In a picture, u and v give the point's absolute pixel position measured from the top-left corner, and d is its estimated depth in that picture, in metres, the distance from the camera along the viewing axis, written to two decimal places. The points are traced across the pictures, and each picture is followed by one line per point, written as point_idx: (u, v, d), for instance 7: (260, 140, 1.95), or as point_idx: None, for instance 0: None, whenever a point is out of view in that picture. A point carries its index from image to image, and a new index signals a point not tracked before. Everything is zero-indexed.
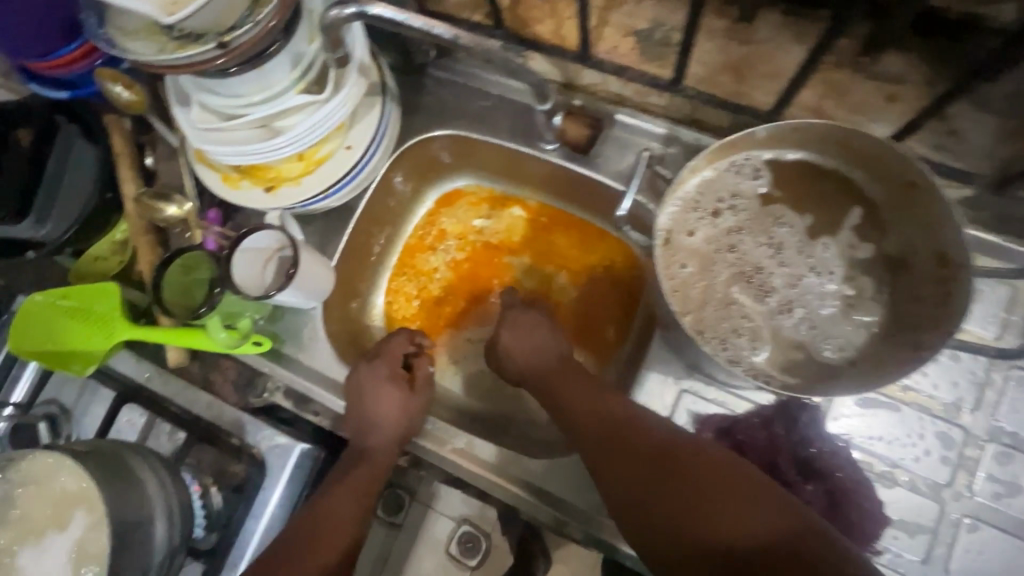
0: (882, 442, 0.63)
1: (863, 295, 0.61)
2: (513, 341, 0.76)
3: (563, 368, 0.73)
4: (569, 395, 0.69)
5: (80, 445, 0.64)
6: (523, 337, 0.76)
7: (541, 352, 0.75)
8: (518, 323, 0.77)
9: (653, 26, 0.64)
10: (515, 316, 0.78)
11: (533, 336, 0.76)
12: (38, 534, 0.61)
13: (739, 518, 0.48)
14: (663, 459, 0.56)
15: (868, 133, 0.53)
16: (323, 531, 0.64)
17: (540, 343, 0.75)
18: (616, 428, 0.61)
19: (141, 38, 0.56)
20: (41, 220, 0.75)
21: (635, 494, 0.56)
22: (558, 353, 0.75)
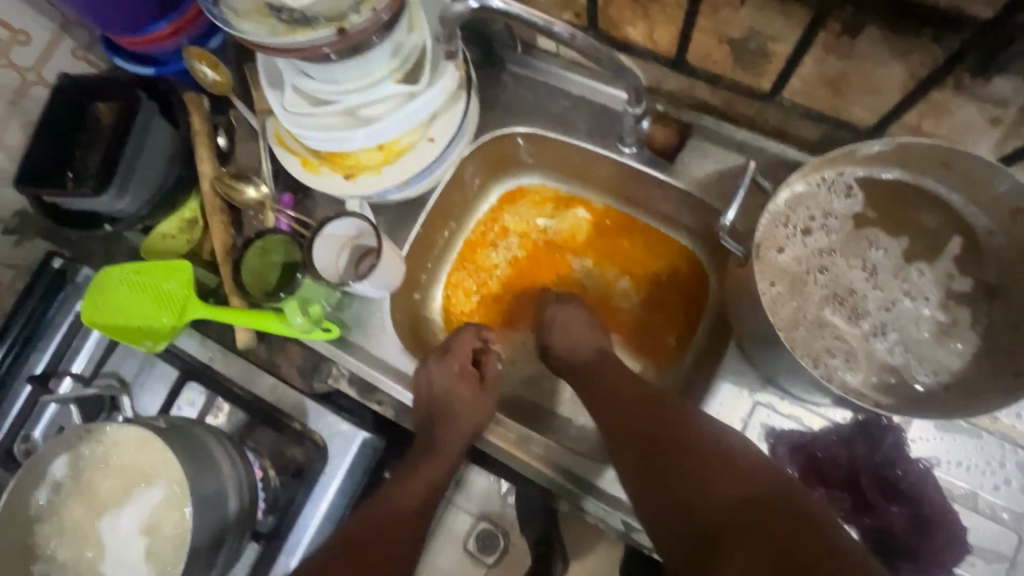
0: (956, 466, 0.61)
1: (959, 323, 0.60)
2: (556, 332, 0.76)
3: (602, 362, 0.73)
4: (601, 385, 0.70)
5: (160, 421, 0.64)
6: (566, 332, 0.76)
7: (579, 347, 0.75)
8: (561, 319, 0.77)
9: (747, 35, 0.62)
10: (562, 312, 0.77)
11: (574, 330, 0.76)
12: (118, 503, 0.63)
13: (731, 485, 0.55)
14: (667, 436, 0.61)
15: (976, 154, 0.52)
16: (394, 520, 0.65)
17: (578, 338, 0.75)
18: (634, 411, 0.65)
19: (255, 21, 0.57)
20: (122, 194, 0.75)
21: (643, 469, 0.61)
22: (593, 348, 0.75)
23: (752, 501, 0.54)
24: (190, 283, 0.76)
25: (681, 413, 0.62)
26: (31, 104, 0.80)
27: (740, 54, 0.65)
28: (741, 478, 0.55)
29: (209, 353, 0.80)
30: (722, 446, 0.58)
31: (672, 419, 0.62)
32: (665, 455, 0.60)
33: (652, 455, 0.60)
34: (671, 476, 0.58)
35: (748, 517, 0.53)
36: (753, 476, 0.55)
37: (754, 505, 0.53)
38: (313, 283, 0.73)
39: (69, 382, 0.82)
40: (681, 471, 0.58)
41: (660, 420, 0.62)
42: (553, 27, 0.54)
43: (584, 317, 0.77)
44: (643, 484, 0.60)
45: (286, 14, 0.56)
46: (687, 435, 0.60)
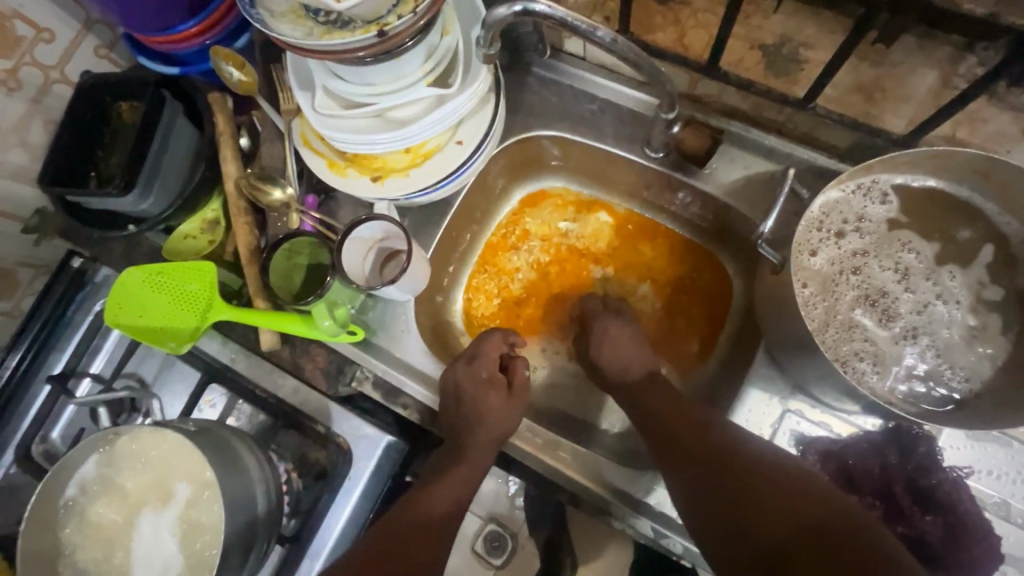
0: (987, 475, 0.61)
1: (990, 328, 0.59)
2: (600, 348, 0.76)
3: (652, 383, 0.73)
4: (652, 407, 0.69)
5: (191, 424, 0.64)
6: (615, 352, 0.75)
7: (628, 368, 0.74)
8: (605, 339, 0.77)
9: (780, 41, 0.63)
10: (612, 332, 0.77)
11: (623, 350, 0.75)
12: (150, 504, 0.63)
13: (787, 506, 0.54)
14: (721, 461, 0.60)
15: (1014, 164, 0.52)
16: (421, 528, 0.65)
17: (626, 358, 0.75)
18: (685, 434, 0.64)
19: (290, 22, 0.56)
20: (146, 194, 0.74)
21: (697, 494, 0.60)
22: (642, 369, 0.74)
23: (811, 530, 0.52)
24: (213, 286, 0.75)
25: (735, 439, 0.61)
26: (53, 103, 0.79)
27: (772, 59, 0.65)
28: (799, 504, 0.54)
29: (230, 355, 0.80)
30: (778, 471, 0.57)
31: (726, 444, 0.61)
32: (720, 481, 0.59)
33: (707, 480, 0.60)
34: (728, 502, 0.58)
35: (806, 546, 0.51)
36: (811, 502, 0.54)
37: (813, 533, 0.52)
38: (340, 285, 0.71)
39: (88, 382, 0.81)
40: (737, 497, 0.57)
41: (713, 444, 0.62)
42: (597, 32, 0.54)
43: (630, 336, 0.77)
44: (697, 508, 0.60)
45: (323, 17, 0.56)
46: (743, 461, 0.59)
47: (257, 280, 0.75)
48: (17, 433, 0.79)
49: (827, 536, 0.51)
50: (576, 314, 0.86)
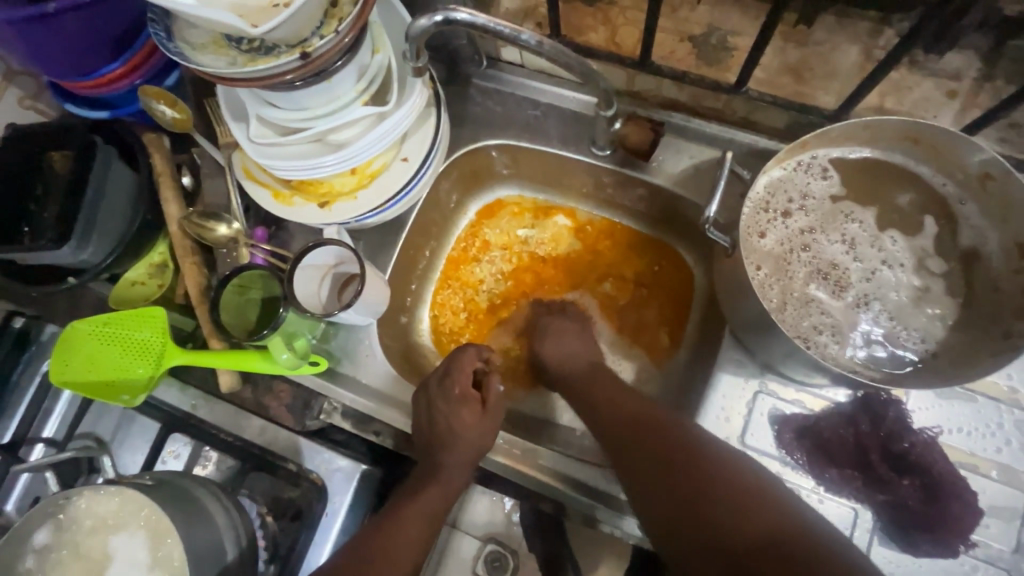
0: (956, 432, 0.62)
1: (934, 290, 0.60)
2: (549, 344, 0.77)
3: (596, 376, 0.72)
4: (599, 400, 0.68)
5: (148, 479, 0.61)
6: (557, 344, 0.76)
7: (570, 360, 0.75)
8: (556, 328, 0.78)
9: (708, 31, 0.69)
10: (555, 326, 0.78)
11: (566, 341, 0.76)
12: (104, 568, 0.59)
13: (745, 516, 0.53)
14: (677, 461, 0.58)
15: (940, 126, 0.54)
16: (385, 553, 0.60)
17: (571, 352, 0.75)
18: (646, 433, 0.62)
19: (211, 53, 0.55)
20: (82, 245, 0.72)
21: (647, 491, 0.59)
22: (588, 362, 0.74)
23: (770, 539, 0.51)
24: (166, 332, 0.73)
25: (689, 430, 0.61)
26: None
27: (701, 49, 0.68)
28: (755, 508, 0.53)
29: (191, 402, 0.77)
30: (729, 470, 0.56)
31: (682, 443, 0.59)
32: (673, 471, 0.58)
33: (663, 480, 0.58)
34: (679, 503, 0.56)
35: (764, 552, 0.50)
36: (768, 511, 0.53)
37: (767, 544, 0.51)
38: (296, 316, 0.69)
39: (42, 449, 0.78)
40: (691, 497, 0.56)
41: (671, 441, 0.60)
42: (521, 35, 0.54)
43: (574, 331, 0.78)
44: (649, 500, 0.59)
45: (246, 45, 0.55)
46: (702, 458, 0.57)
47: (210, 321, 0.73)
48: None
49: (783, 547, 0.50)
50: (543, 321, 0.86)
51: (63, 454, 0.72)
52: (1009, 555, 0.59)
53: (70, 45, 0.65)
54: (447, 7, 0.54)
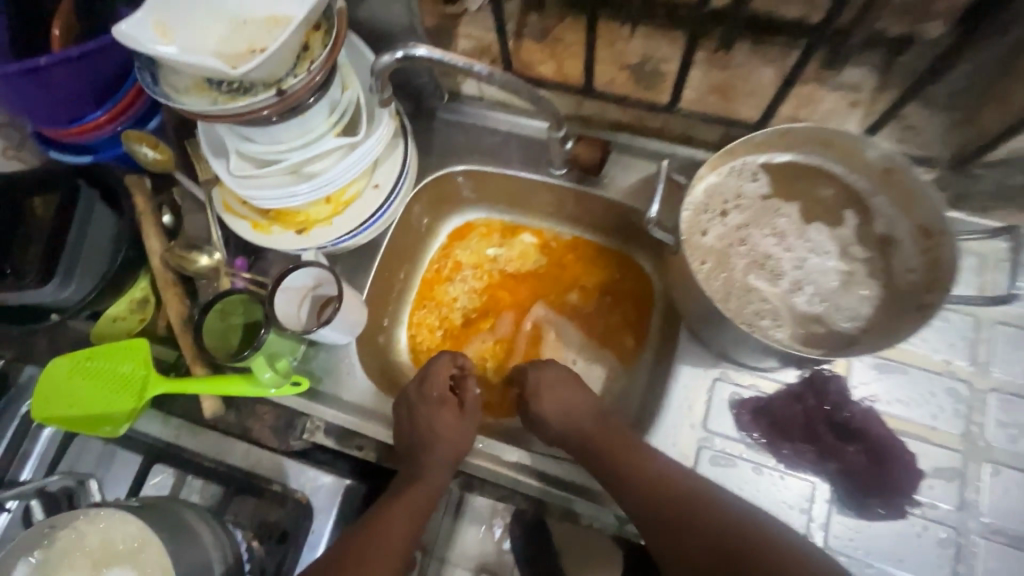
0: (895, 402, 0.68)
1: (858, 273, 0.67)
2: (546, 398, 0.72)
3: (597, 443, 0.69)
4: (623, 469, 0.65)
5: (135, 502, 0.62)
6: (552, 397, 0.72)
7: (572, 411, 0.71)
8: (549, 381, 0.73)
9: (643, 60, 0.76)
10: (547, 377, 0.74)
11: (561, 395, 0.72)
12: None
13: None
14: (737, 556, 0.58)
15: (843, 130, 0.63)
16: (372, 556, 0.61)
17: (564, 410, 0.72)
18: (681, 521, 0.62)
19: (193, 95, 0.60)
20: (66, 281, 0.75)
21: None
22: (591, 423, 0.71)
23: None
24: (148, 362, 0.75)
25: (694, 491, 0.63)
26: None
27: (638, 75, 0.77)
28: None
29: (173, 431, 0.78)
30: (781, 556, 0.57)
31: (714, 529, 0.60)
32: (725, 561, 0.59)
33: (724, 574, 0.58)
34: None
35: None
36: None
37: None
38: (278, 337, 0.72)
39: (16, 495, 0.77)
40: None
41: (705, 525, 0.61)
42: (473, 67, 0.61)
43: (563, 380, 0.74)
44: None
45: (225, 87, 0.61)
46: (746, 536, 0.59)
47: (193, 348, 0.75)
48: None
49: None
50: (528, 332, 0.90)
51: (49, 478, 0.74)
52: (954, 513, 0.64)
53: (58, 92, 0.69)
54: (407, 44, 0.60)
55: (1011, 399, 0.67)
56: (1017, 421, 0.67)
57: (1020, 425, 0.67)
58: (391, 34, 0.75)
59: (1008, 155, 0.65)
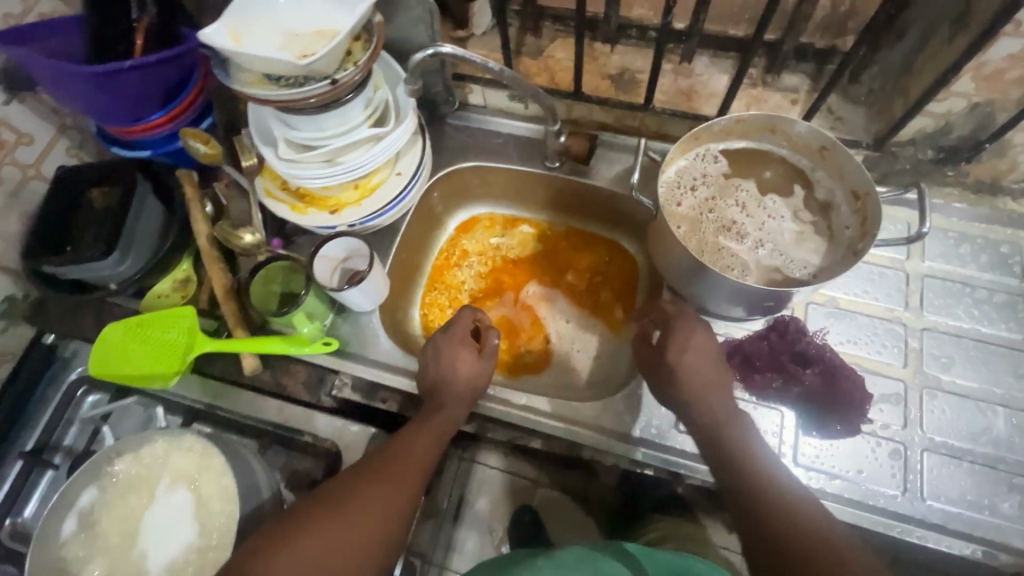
0: (846, 341, 0.80)
1: (807, 232, 0.80)
2: (690, 361, 0.71)
3: (729, 426, 0.68)
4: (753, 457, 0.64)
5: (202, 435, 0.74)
6: (695, 361, 0.71)
7: (703, 376, 0.71)
8: (696, 342, 0.72)
9: (621, 72, 0.94)
10: (695, 337, 0.72)
11: (701, 362, 0.71)
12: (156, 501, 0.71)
13: None
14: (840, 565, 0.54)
15: (785, 116, 0.77)
16: (397, 461, 0.69)
17: (710, 390, 0.70)
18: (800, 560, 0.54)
19: (256, 86, 0.74)
20: (122, 258, 0.84)
21: None
22: (727, 411, 0.69)
23: None
24: (191, 328, 0.83)
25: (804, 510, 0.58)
26: (28, 198, 0.88)
27: (618, 83, 0.94)
28: None
29: (210, 395, 0.86)
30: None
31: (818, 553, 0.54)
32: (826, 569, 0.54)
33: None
34: None
35: None
36: None
37: None
38: (314, 298, 0.83)
39: (62, 454, 0.85)
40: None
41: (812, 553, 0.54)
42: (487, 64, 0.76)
43: (709, 356, 0.72)
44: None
45: (284, 80, 0.74)
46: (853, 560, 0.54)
47: (236, 314, 0.85)
48: None
49: None
50: (524, 304, 1.02)
51: (128, 399, 0.86)
52: (900, 430, 0.75)
53: (132, 93, 0.82)
54: (436, 44, 0.75)
55: (941, 334, 0.80)
56: (948, 353, 0.79)
57: (951, 356, 0.79)
58: (413, 49, 0.90)
59: (914, 134, 0.81)
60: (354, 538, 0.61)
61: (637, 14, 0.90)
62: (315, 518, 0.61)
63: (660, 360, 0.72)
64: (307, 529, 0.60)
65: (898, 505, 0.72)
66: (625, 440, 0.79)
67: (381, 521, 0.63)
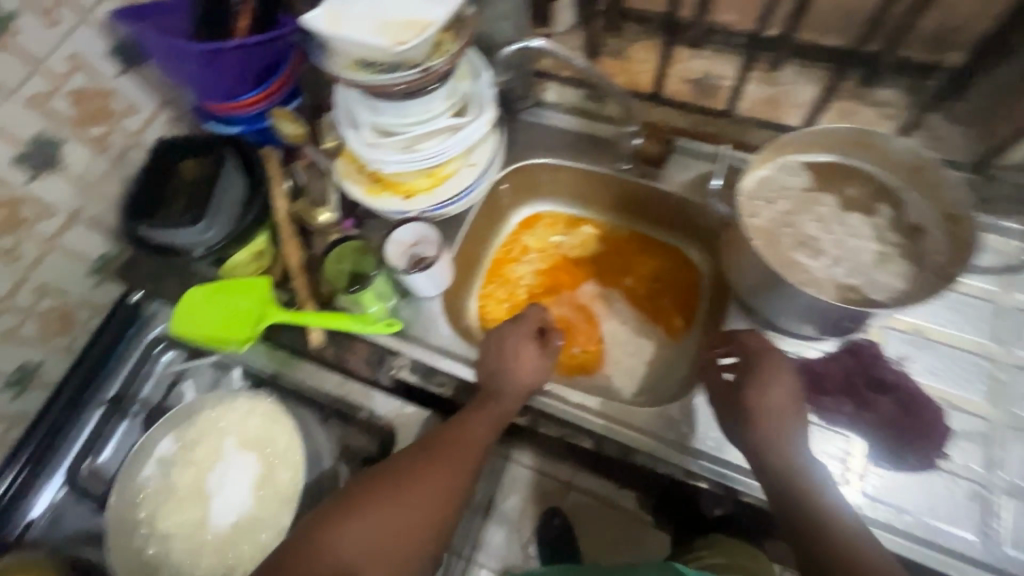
0: (927, 373, 0.76)
1: (889, 254, 0.76)
2: (771, 397, 0.69)
3: (806, 479, 0.65)
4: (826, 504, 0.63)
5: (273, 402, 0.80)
6: (778, 398, 0.69)
7: (783, 411, 0.69)
8: (779, 379, 0.70)
9: (704, 77, 0.93)
10: (778, 373, 0.70)
11: (783, 398, 0.69)
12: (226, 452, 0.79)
13: None
14: None
15: (879, 131, 0.74)
16: (455, 447, 0.70)
17: (788, 436, 0.68)
18: None
19: (349, 71, 0.77)
20: (208, 227, 0.89)
21: None
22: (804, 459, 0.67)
23: None
24: (266, 297, 0.88)
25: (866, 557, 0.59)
26: (129, 165, 0.94)
27: (700, 88, 0.93)
28: None
29: (276, 363, 0.89)
30: None
31: None
32: None
33: None
34: None
35: None
36: None
37: None
38: (384, 280, 0.88)
39: (139, 404, 0.92)
40: None
41: None
42: (574, 60, 0.79)
43: (791, 392, 0.70)
44: None
45: (376, 67, 0.77)
46: None
47: (308, 288, 0.89)
48: (73, 453, 0.90)
49: None
50: (581, 305, 1.01)
51: (210, 355, 0.93)
52: (982, 472, 0.71)
53: (231, 71, 0.87)
54: (526, 39, 0.79)
55: None
56: None
57: None
58: (498, 44, 0.92)
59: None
60: (410, 519, 0.64)
61: (724, 19, 0.88)
62: (376, 496, 0.64)
63: (738, 400, 0.71)
64: (368, 506, 0.63)
65: (975, 551, 0.67)
66: (682, 448, 0.77)
67: (437, 504, 0.66)
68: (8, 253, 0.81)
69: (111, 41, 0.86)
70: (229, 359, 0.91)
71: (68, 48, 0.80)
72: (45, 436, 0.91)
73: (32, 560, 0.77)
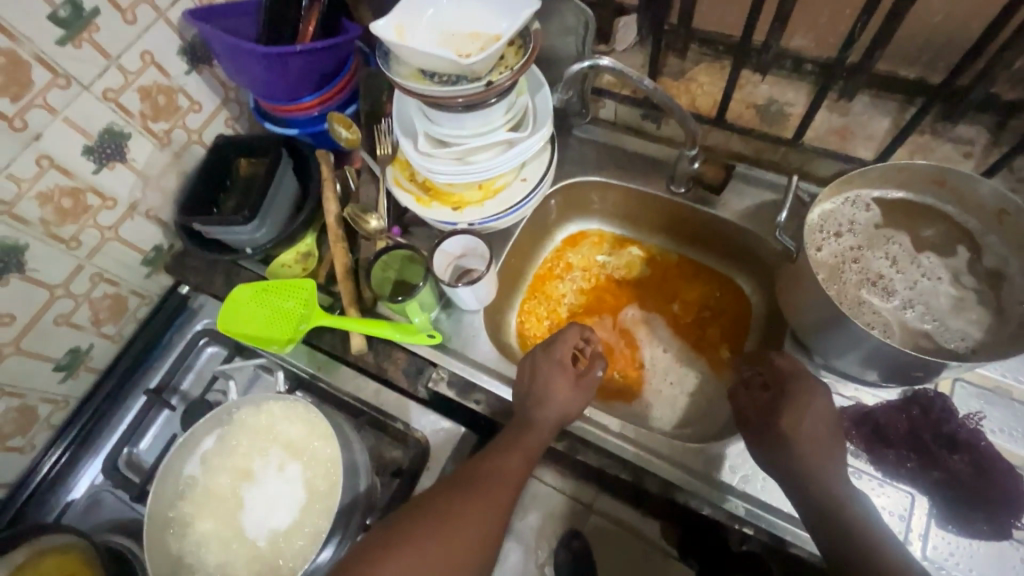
0: (999, 430, 0.71)
1: (968, 300, 0.72)
2: (803, 425, 0.66)
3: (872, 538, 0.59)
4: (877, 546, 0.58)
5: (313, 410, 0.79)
6: (811, 427, 0.66)
7: (818, 442, 0.66)
8: (812, 407, 0.67)
9: (768, 103, 0.90)
10: (810, 401, 0.68)
11: (815, 428, 0.67)
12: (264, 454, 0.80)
13: None
14: None
15: (958, 169, 0.69)
16: (495, 479, 0.69)
17: (831, 477, 0.64)
18: None
19: (410, 81, 0.76)
20: (261, 225, 0.90)
21: None
22: (851, 501, 0.62)
23: None
24: (310, 300, 0.87)
25: None
26: (188, 160, 0.96)
27: (765, 114, 0.90)
28: None
29: (316, 365, 0.90)
30: None
31: None
32: None
33: None
34: None
35: None
36: None
37: None
38: (429, 291, 0.86)
39: (179, 396, 0.93)
40: None
41: None
42: (642, 80, 0.75)
43: (824, 421, 0.67)
44: None
45: (438, 77, 0.76)
46: None
47: (352, 293, 0.89)
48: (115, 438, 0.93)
49: None
50: (623, 328, 0.99)
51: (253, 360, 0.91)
52: None
53: (293, 74, 0.87)
54: (594, 57, 0.76)
55: None
56: None
57: None
58: (559, 61, 0.91)
59: None
60: (452, 552, 0.62)
61: (799, 45, 0.85)
62: (416, 530, 0.63)
63: (770, 425, 0.68)
64: (406, 542, 0.62)
65: None
66: (730, 493, 0.74)
67: (477, 536, 0.64)
68: (69, 239, 0.84)
69: (182, 40, 0.88)
70: (271, 362, 0.91)
71: (142, 45, 0.82)
72: (88, 419, 0.94)
73: (69, 543, 0.79)
